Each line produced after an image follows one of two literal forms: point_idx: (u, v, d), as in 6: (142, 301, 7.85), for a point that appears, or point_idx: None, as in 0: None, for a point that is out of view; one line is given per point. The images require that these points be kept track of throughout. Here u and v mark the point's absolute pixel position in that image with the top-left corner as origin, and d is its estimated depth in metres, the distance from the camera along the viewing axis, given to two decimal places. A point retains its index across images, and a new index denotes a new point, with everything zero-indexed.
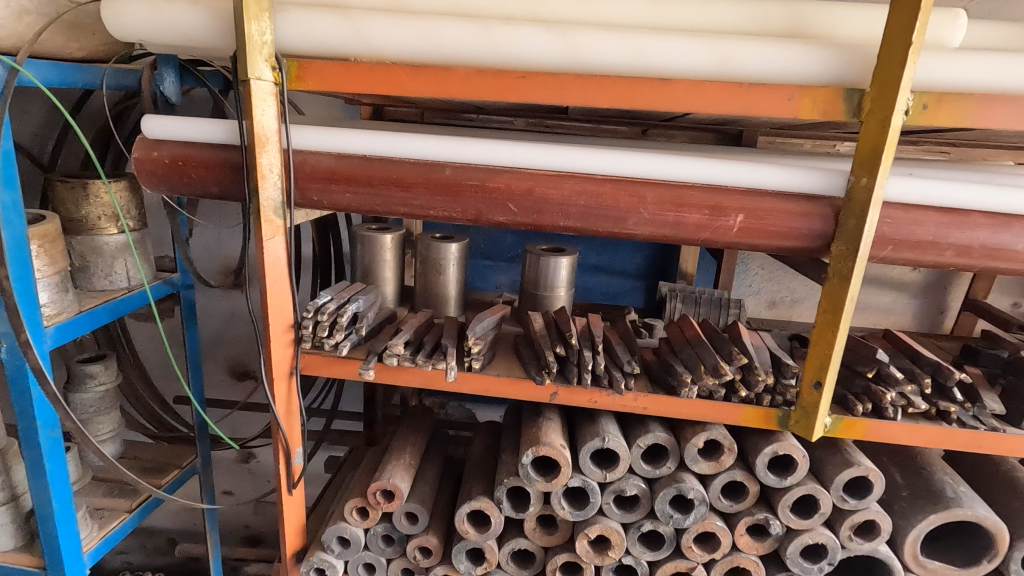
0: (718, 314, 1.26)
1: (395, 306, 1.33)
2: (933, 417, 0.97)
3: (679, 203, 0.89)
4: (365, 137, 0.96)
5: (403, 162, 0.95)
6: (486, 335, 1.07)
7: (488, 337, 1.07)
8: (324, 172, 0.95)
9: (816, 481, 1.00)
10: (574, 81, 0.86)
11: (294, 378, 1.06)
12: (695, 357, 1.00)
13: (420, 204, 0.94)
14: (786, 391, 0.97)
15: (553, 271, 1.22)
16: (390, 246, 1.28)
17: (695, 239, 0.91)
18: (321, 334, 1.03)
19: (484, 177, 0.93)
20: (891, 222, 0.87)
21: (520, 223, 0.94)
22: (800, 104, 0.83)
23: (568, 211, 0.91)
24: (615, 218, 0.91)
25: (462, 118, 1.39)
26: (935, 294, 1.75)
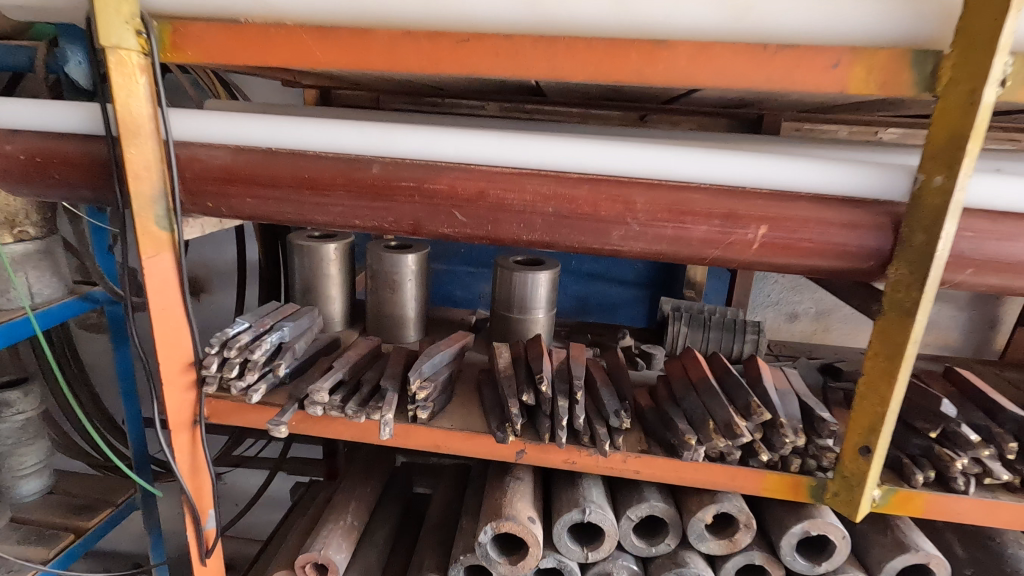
0: (732, 341, 1.03)
1: (343, 328, 1.11)
2: (1015, 489, 0.74)
3: (680, 211, 0.66)
4: (271, 124, 0.74)
5: (319, 157, 0.73)
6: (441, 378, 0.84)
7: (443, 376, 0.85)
8: (218, 170, 0.73)
9: (859, 567, 0.77)
10: (535, 45, 0.63)
11: (199, 428, 0.85)
12: (700, 408, 0.78)
13: (342, 211, 0.72)
14: (821, 454, 0.74)
15: (529, 289, 1.00)
16: (333, 258, 1.05)
17: (702, 258, 0.68)
18: (228, 375, 0.82)
19: (422, 175, 0.70)
20: (971, 236, 0.63)
21: (469, 235, 0.71)
22: (849, 73, 0.59)
23: (531, 220, 0.69)
24: (593, 230, 0.68)
25: (425, 102, 1.16)
26: (985, 306, 1.50)
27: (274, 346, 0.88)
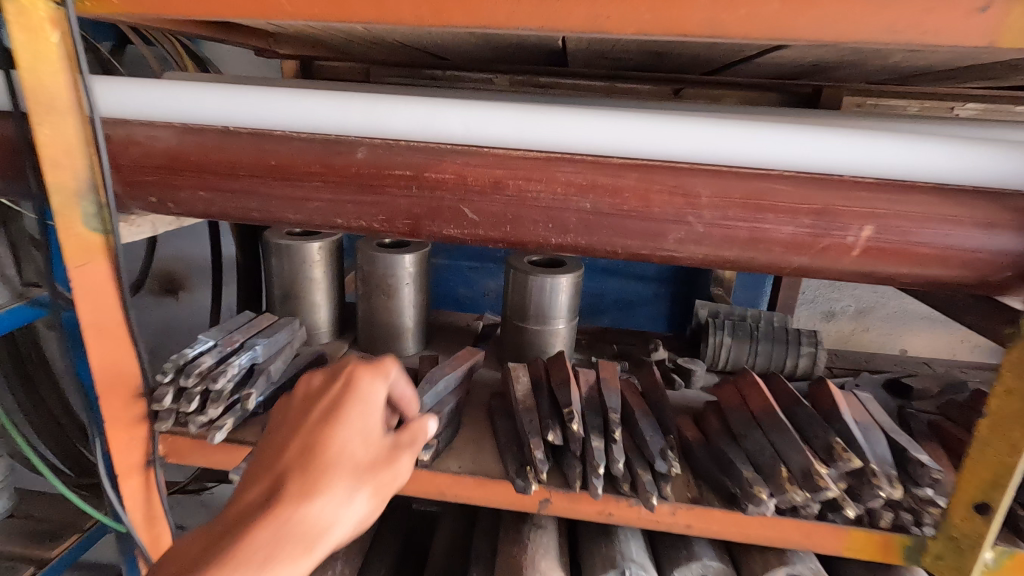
0: (784, 354, 0.88)
1: (331, 339, 0.96)
2: None
3: (759, 206, 0.51)
4: (227, 97, 0.58)
5: (288, 138, 0.57)
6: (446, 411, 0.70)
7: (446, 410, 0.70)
8: (159, 156, 0.57)
9: None
10: None
11: (154, 469, 0.71)
12: (768, 449, 0.63)
13: (320, 208, 0.57)
14: (921, 509, 0.60)
15: (547, 295, 0.85)
16: (317, 259, 0.90)
17: (783, 266, 0.53)
18: (185, 409, 0.67)
19: (421, 161, 0.54)
20: None
21: (483, 237, 0.56)
22: (1003, 21, 0.43)
23: (562, 218, 0.53)
24: (643, 231, 0.53)
25: (422, 75, 1.00)
26: None
27: (243, 370, 0.73)
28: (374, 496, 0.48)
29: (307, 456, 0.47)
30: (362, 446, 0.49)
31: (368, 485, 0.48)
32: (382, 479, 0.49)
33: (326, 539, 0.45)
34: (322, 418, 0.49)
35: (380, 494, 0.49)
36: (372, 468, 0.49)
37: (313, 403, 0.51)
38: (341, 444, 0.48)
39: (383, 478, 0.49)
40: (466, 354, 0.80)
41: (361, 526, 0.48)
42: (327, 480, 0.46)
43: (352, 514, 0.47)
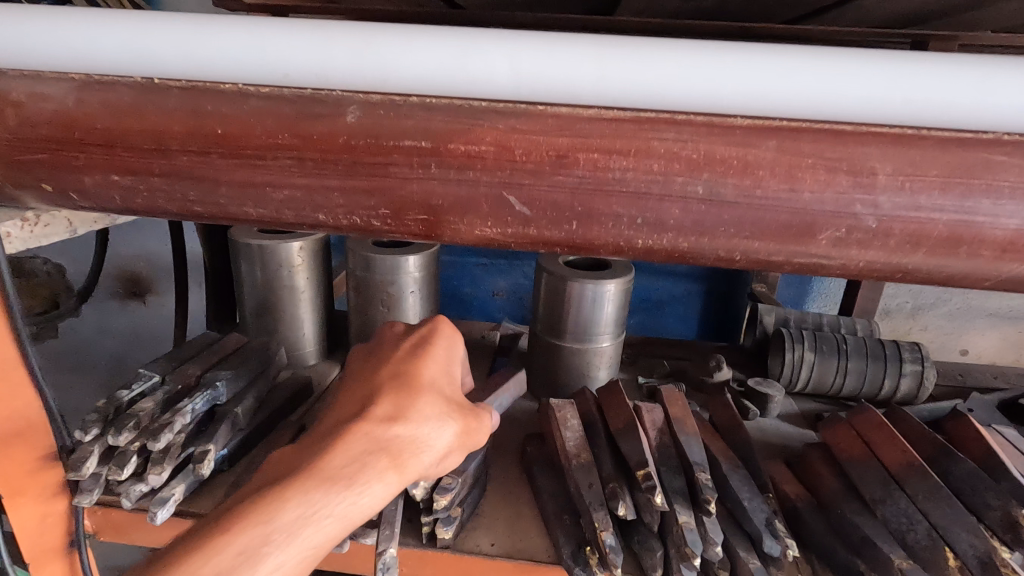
0: (882, 373, 0.71)
1: (318, 359, 0.78)
2: None
3: (965, 189, 0.33)
4: (138, 30, 0.37)
5: (238, 94, 0.38)
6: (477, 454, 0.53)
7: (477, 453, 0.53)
8: (52, 123, 0.39)
9: None
10: None
11: (79, 553, 0.53)
12: (919, 522, 0.45)
13: (293, 198, 0.39)
14: None
15: (591, 305, 0.67)
16: (298, 262, 0.71)
17: (983, 277, 0.36)
18: (115, 475, 0.49)
19: (442, 126, 0.36)
20: None
21: (534, 239, 0.38)
22: None
23: (656, 211, 0.36)
24: (778, 229, 0.35)
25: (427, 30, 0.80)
26: None
27: (199, 417, 0.55)
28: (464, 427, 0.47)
29: (398, 382, 0.45)
30: (450, 380, 0.49)
31: (461, 413, 0.47)
32: (472, 418, 0.48)
33: (417, 455, 0.43)
34: (408, 353, 0.48)
35: (471, 427, 0.47)
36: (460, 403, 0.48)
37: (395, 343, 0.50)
38: (431, 374, 0.47)
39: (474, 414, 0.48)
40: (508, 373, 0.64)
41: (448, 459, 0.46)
42: (422, 403, 0.45)
43: (444, 440, 0.45)
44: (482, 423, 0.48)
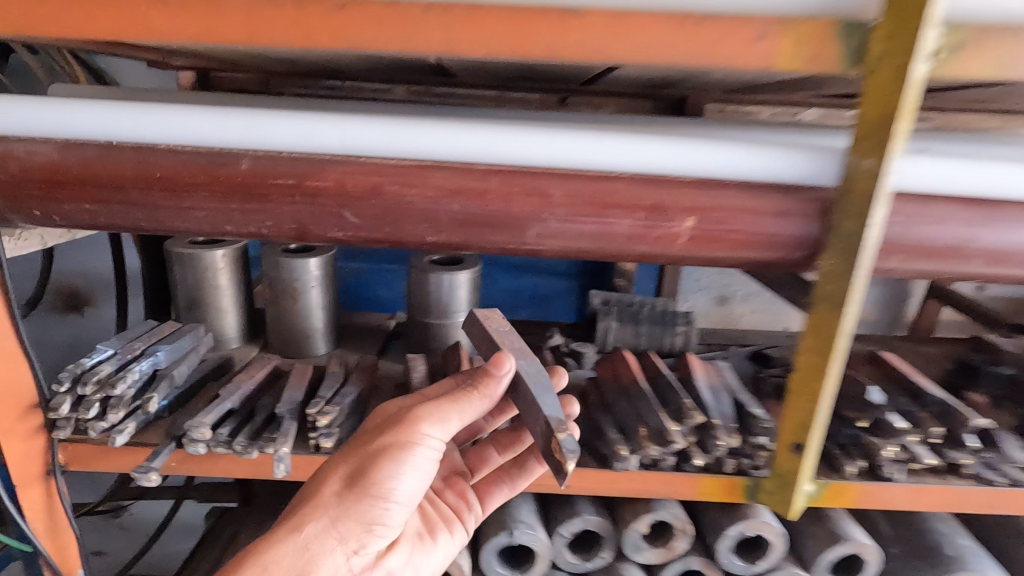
0: (663, 334, 0.98)
1: (240, 344, 0.99)
2: (940, 471, 0.74)
3: (602, 203, 0.59)
4: (111, 115, 0.61)
5: (174, 153, 0.60)
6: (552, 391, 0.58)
7: (540, 394, 0.57)
8: (41, 172, 0.59)
9: (795, 562, 0.77)
10: (425, 13, 0.53)
11: (54, 479, 0.71)
12: (632, 414, 0.73)
13: (208, 216, 0.61)
14: (755, 453, 0.71)
15: (448, 291, 0.91)
16: (221, 266, 0.92)
17: (629, 254, 0.61)
18: (84, 415, 0.69)
19: (304, 171, 0.59)
20: (901, 220, 0.59)
21: (367, 239, 0.62)
22: (775, 49, 0.53)
23: (437, 220, 0.60)
24: (508, 229, 0.60)
25: (323, 86, 1.03)
26: (897, 282, 1.56)
27: (145, 377, 0.75)
28: (357, 451, 0.63)
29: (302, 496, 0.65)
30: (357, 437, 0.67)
31: (335, 468, 0.63)
32: (348, 460, 0.63)
33: (311, 498, 0.61)
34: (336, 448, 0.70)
35: (351, 469, 0.62)
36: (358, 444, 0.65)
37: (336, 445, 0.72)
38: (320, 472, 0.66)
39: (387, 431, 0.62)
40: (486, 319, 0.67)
41: (350, 480, 0.61)
42: (301, 492, 0.63)
43: (313, 500, 0.61)
44: (392, 429, 0.62)
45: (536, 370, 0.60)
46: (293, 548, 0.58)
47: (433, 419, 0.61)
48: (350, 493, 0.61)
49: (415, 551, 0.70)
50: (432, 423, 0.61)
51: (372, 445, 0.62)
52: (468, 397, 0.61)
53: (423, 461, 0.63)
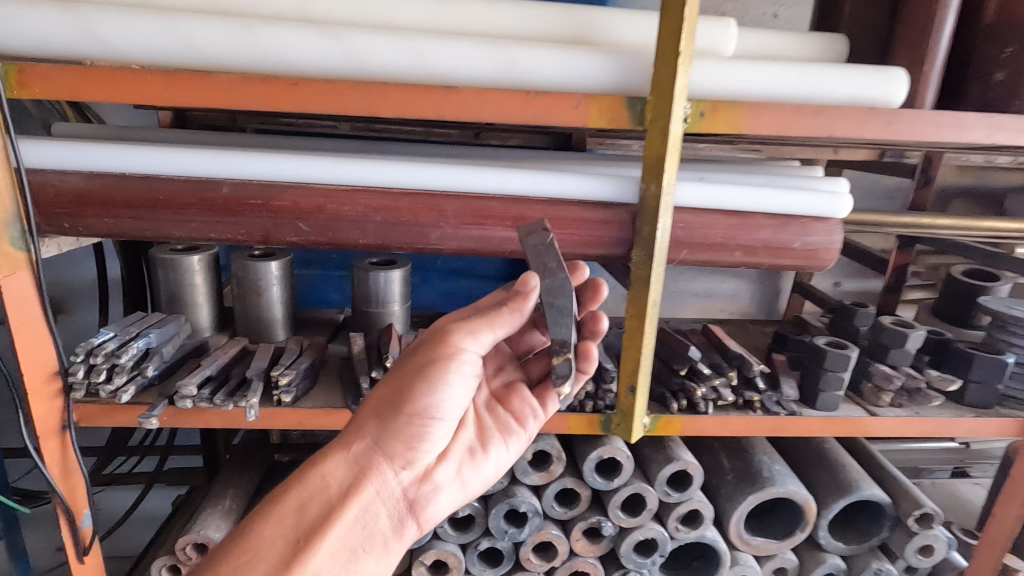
0: None
1: (213, 333, 1.20)
2: (742, 406, 1.03)
3: (481, 216, 0.85)
4: (122, 154, 0.84)
5: (172, 181, 0.83)
6: (568, 307, 0.72)
7: (552, 317, 0.73)
8: (72, 195, 0.81)
9: (643, 479, 1.04)
10: (352, 88, 0.78)
11: (67, 433, 0.91)
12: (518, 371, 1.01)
13: (197, 226, 0.84)
14: (606, 396, 0.99)
15: (384, 286, 1.15)
16: (198, 268, 1.13)
17: (503, 251, 0.87)
18: (96, 379, 0.90)
19: (269, 195, 0.83)
20: (684, 226, 0.88)
21: (315, 242, 0.86)
22: (587, 112, 0.80)
23: (365, 228, 0.85)
24: (416, 234, 0.85)
25: (280, 122, 1.26)
26: (770, 279, 1.88)
27: (141, 353, 0.96)
28: (395, 381, 0.79)
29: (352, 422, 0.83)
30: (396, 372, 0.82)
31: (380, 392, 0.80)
32: (389, 384, 0.80)
33: (361, 418, 0.79)
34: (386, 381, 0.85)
35: (389, 389, 0.79)
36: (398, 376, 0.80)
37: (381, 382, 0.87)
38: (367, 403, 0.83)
39: (418, 361, 0.78)
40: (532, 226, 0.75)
41: (391, 405, 0.77)
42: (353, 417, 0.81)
43: (361, 417, 0.79)
44: (428, 354, 0.78)
45: (560, 285, 0.71)
46: (343, 454, 0.75)
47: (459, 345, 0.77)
48: (390, 411, 0.77)
49: (465, 465, 0.85)
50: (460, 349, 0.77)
51: (407, 372, 0.78)
52: (496, 317, 0.76)
53: (460, 378, 0.78)
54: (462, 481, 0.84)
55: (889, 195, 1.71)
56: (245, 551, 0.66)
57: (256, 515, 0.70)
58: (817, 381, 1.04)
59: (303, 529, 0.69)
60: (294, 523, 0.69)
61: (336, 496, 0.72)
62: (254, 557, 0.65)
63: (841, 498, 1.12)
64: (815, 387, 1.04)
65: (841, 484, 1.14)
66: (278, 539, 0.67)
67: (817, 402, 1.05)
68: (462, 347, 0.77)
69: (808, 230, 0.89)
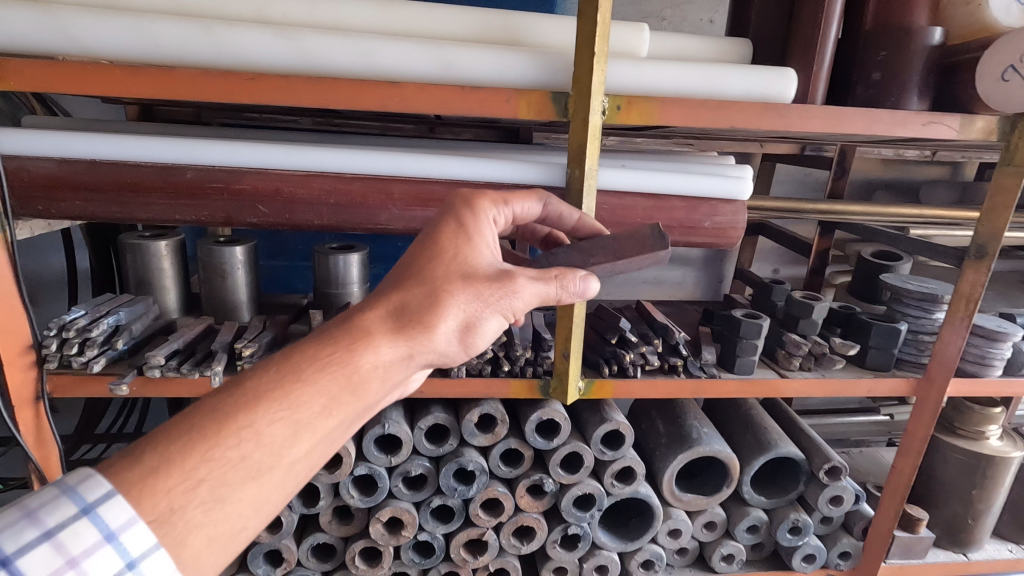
0: None
1: (180, 316, 1.27)
2: (667, 371, 1.14)
3: (425, 198, 0.95)
4: (91, 142, 0.91)
5: (139, 167, 0.91)
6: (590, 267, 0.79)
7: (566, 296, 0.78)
8: (45, 179, 0.89)
9: (580, 439, 1.14)
10: (306, 83, 0.87)
11: (41, 403, 0.97)
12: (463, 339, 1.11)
13: (164, 209, 0.92)
14: (544, 361, 1.10)
15: (343, 268, 1.24)
16: (165, 253, 1.20)
17: None
18: (68, 352, 0.96)
19: (231, 179, 0.92)
20: (607, 207, 0.99)
21: (274, 223, 0.95)
22: (516, 105, 0.91)
23: (319, 210, 0.94)
24: (366, 214, 0.95)
25: (243, 116, 1.34)
26: (714, 266, 2.01)
27: (111, 329, 1.02)
28: (477, 300, 0.67)
29: (416, 275, 0.68)
30: (473, 261, 0.69)
31: (466, 293, 0.67)
32: (478, 289, 0.67)
33: (438, 316, 0.66)
34: (455, 245, 0.70)
35: (474, 298, 0.67)
36: (477, 271, 0.68)
37: (434, 227, 0.72)
38: (442, 271, 0.68)
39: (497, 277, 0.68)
40: (652, 258, 0.79)
41: (465, 327, 0.68)
42: (424, 290, 0.66)
43: (440, 314, 0.66)
44: (501, 306, 0.68)
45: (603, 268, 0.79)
46: (408, 355, 0.65)
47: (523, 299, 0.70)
48: (460, 336, 0.68)
49: None
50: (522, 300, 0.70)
51: (490, 306, 0.68)
52: (550, 284, 0.70)
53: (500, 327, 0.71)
54: None
55: (817, 187, 1.86)
56: (275, 408, 0.57)
57: (285, 365, 0.60)
58: (734, 348, 1.17)
59: (338, 406, 0.60)
60: (336, 397, 0.60)
61: (378, 387, 0.63)
62: (285, 420, 0.57)
63: (761, 456, 1.24)
64: (733, 353, 1.17)
65: (761, 443, 1.27)
66: (312, 409, 0.59)
67: (735, 366, 1.17)
68: (530, 295, 0.69)
69: (717, 211, 1.01)
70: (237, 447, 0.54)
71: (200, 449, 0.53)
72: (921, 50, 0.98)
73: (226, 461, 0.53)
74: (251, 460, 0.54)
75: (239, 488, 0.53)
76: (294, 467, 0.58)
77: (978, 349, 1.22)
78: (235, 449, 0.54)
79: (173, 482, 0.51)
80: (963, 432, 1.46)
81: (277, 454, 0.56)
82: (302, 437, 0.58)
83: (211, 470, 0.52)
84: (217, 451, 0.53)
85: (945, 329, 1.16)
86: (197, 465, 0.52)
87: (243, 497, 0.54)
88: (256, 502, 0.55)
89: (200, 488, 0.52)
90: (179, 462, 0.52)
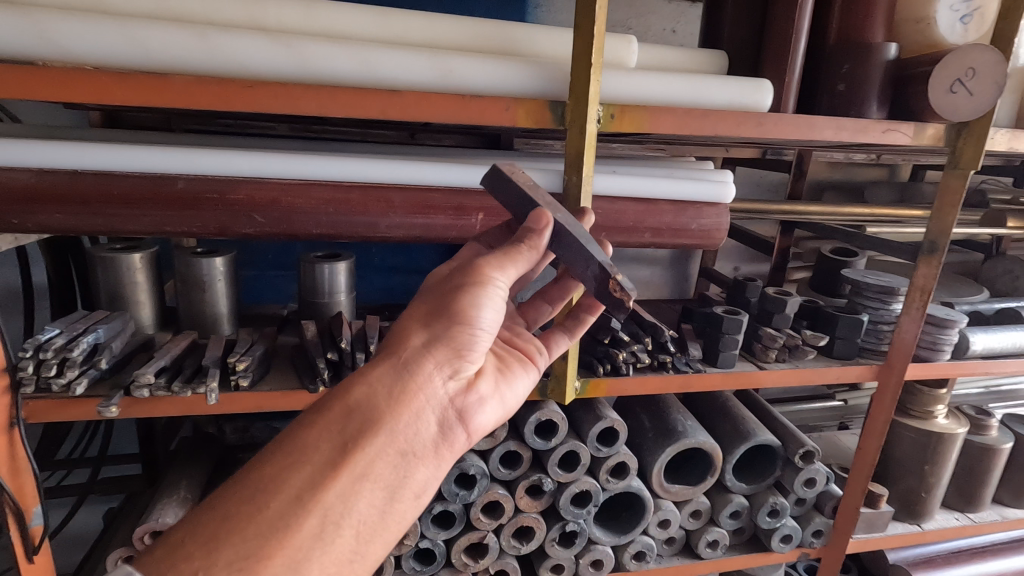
0: None
1: (155, 331, 1.21)
2: (657, 367, 1.19)
3: (424, 206, 0.96)
4: (71, 153, 0.86)
5: (126, 178, 0.87)
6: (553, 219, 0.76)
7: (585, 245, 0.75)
8: (21, 191, 0.83)
9: (576, 438, 1.17)
10: (305, 90, 0.86)
11: (16, 429, 0.91)
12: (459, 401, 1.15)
13: (154, 221, 0.88)
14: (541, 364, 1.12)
15: (330, 277, 1.22)
16: (138, 265, 1.14)
17: (444, 237, 0.99)
18: (47, 374, 0.90)
19: (226, 190, 0.89)
20: (602, 212, 1.02)
21: (270, 233, 0.93)
22: (516, 114, 0.93)
23: (318, 219, 0.93)
24: (366, 223, 0.94)
25: (217, 124, 1.30)
26: (680, 265, 2.10)
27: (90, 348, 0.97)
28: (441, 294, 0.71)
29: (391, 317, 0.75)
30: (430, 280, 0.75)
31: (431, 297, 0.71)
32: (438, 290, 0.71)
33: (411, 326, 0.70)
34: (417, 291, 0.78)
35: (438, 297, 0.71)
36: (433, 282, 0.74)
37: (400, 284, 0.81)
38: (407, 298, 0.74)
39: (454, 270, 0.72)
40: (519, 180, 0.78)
41: (440, 317, 0.70)
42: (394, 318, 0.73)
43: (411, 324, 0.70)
44: (463, 282, 0.70)
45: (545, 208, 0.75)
46: (397, 362, 0.66)
47: (496, 270, 0.70)
48: (447, 330, 0.69)
49: (502, 383, 0.81)
50: (498, 274, 0.70)
51: (454, 290, 0.70)
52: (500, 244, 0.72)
53: (495, 303, 0.71)
54: (503, 397, 0.80)
55: (774, 188, 1.98)
56: (280, 457, 0.58)
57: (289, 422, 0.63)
58: (718, 343, 1.23)
59: (348, 436, 0.60)
60: (343, 427, 0.61)
61: (384, 402, 0.63)
62: (293, 464, 0.58)
63: (743, 444, 1.31)
64: (717, 347, 1.23)
65: (742, 433, 1.34)
66: (321, 448, 0.59)
67: (718, 360, 1.23)
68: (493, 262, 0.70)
69: (703, 214, 1.07)
70: (250, 500, 0.55)
71: (215, 514, 0.55)
72: (880, 64, 1.07)
73: (244, 516, 0.54)
74: (266, 508, 0.55)
75: (265, 541, 0.53)
76: (323, 510, 0.57)
77: (930, 336, 1.34)
78: (248, 503, 0.55)
79: (192, 546, 0.52)
80: (914, 412, 1.58)
81: (294, 499, 0.56)
82: (319, 475, 0.58)
83: (231, 530, 0.54)
84: (232, 511, 0.55)
85: (903, 318, 1.26)
86: (213, 528, 0.54)
87: (274, 551, 0.53)
88: (288, 551, 0.54)
89: (223, 547, 0.52)
90: (198, 529, 0.54)
